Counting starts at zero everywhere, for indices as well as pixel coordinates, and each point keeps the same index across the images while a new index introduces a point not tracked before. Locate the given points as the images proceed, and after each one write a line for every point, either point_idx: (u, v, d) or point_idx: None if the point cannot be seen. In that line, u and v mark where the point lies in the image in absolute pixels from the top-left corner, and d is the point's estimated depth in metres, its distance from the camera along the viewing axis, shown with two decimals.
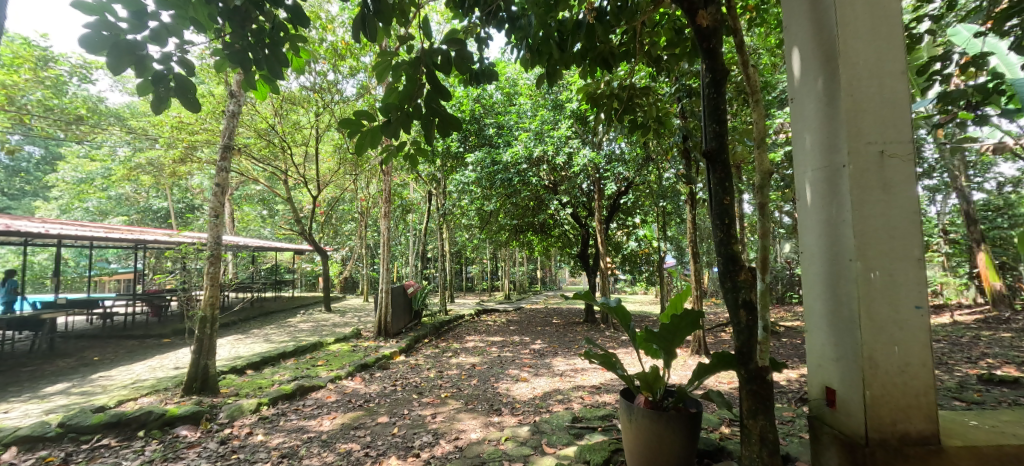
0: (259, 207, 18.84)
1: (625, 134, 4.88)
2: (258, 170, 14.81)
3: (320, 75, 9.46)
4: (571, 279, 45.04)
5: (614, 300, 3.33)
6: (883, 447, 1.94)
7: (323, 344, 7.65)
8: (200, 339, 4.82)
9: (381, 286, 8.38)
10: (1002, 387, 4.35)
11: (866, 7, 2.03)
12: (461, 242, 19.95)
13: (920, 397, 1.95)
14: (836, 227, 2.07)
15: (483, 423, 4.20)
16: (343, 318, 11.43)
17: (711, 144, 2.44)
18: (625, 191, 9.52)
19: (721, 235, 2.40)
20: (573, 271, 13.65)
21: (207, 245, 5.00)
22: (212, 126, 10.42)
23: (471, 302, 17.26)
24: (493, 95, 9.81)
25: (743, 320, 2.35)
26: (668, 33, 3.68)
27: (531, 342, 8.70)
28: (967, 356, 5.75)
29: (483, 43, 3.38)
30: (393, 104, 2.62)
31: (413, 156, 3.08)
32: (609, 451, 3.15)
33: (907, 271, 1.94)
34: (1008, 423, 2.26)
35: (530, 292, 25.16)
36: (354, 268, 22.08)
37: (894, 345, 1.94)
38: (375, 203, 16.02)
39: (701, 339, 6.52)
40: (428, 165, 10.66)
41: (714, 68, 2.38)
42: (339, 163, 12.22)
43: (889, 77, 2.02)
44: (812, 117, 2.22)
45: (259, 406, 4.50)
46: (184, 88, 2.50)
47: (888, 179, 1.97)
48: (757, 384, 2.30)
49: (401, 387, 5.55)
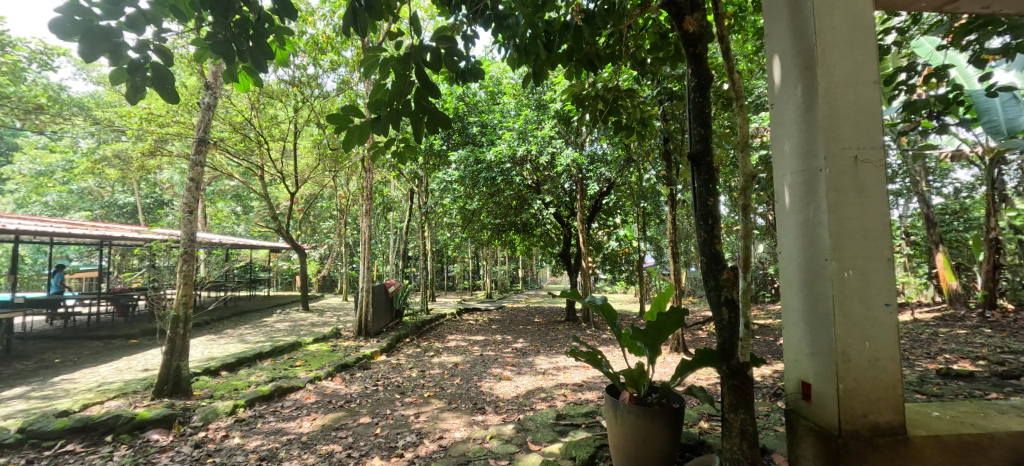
0: (233, 203, 18.26)
1: (607, 136, 4.93)
2: (232, 166, 14.33)
3: (300, 69, 9.19)
4: (553, 280, 45.43)
5: (600, 298, 3.38)
6: (855, 437, 2.05)
7: (302, 345, 7.46)
8: (171, 339, 4.64)
9: (362, 285, 8.24)
10: (958, 380, 4.62)
11: (843, 19, 2.14)
12: (442, 241, 19.71)
13: (890, 390, 2.07)
14: (813, 229, 2.17)
15: (467, 422, 4.19)
16: (322, 318, 11.15)
17: (697, 147, 2.52)
18: (607, 192, 9.50)
19: (705, 236, 2.50)
20: (555, 271, 13.71)
21: (180, 242, 4.79)
22: (184, 119, 9.80)
23: (452, 302, 17.14)
24: (477, 93, 9.81)
25: (725, 317, 2.45)
26: (653, 37, 3.75)
27: (513, 341, 8.70)
28: (928, 352, 6.07)
29: (469, 41, 3.40)
30: (382, 100, 2.64)
31: (401, 152, 3.10)
32: (595, 447, 3.21)
33: (878, 270, 2.05)
34: (965, 412, 2.42)
35: (512, 291, 25.12)
36: (333, 266, 21.63)
37: (866, 340, 2.06)
38: (355, 201, 15.76)
39: (679, 337, 6.66)
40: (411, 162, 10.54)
41: (699, 73, 2.48)
42: (317, 159, 11.92)
43: (864, 86, 2.12)
44: (791, 122, 2.31)
45: (234, 408, 4.37)
46: (162, 77, 2.45)
47: (861, 183, 2.08)
48: (739, 379, 2.39)
49: (382, 387, 5.47)
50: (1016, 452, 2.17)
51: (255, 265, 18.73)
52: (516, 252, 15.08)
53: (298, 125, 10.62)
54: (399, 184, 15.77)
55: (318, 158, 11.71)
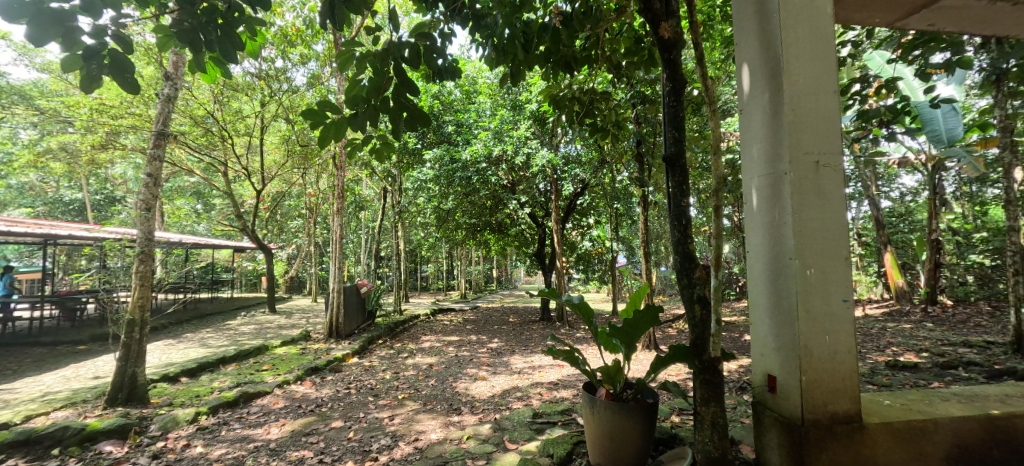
0: (193, 201, 17.40)
1: (583, 138, 5.01)
2: (192, 161, 13.64)
3: (267, 62, 8.86)
4: (527, 280, 45.67)
5: (577, 297, 3.42)
6: (816, 426, 2.17)
7: (269, 348, 7.18)
8: (126, 344, 4.37)
9: (333, 285, 8.02)
10: (905, 371, 4.96)
11: (805, 32, 2.27)
12: (416, 241, 19.41)
13: (847, 381, 2.20)
14: (778, 229, 2.28)
15: (443, 423, 4.15)
16: (290, 320, 10.77)
17: (671, 149, 2.60)
18: (581, 193, 9.61)
19: (679, 235, 2.58)
20: (529, 271, 13.78)
21: (136, 241, 4.53)
22: (140, 111, 9.25)
23: (426, 302, 16.93)
24: (452, 92, 9.78)
25: (698, 314, 2.54)
26: (628, 41, 3.83)
27: (488, 341, 8.68)
28: (878, 345, 6.47)
29: (447, 39, 3.37)
30: (359, 96, 2.59)
31: (378, 149, 3.04)
32: (571, 444, 3.25)
33: (836, 269, 2.19)
34: (913, 400, 2.59)
35: (487, 291, 25.03)
36: (302, 267, 20.96)
37: (826, 334, 2.18)
38: (324, 199, 15.31)
39: (651, 334, 6.84)
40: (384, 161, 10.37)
41: (674, 77, 2.56)
42: (286, 156, 11.52)
43: (825, 94, 2.25)
44: (759, 128, 2.42)
45: (196, 416, 4.16)
46: (121, 65, 2.31)
47: (821, 186, 2.21)
48: (710, 374, 2.48)
49: (355, 390, 5.34)
50: (959, 438, 2.33)
51: (216, 266, 17.86)
52: (491, 252, 15.05)
53: (265, 121, 10.22)
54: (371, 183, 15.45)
55: (286, 155, 11.31)
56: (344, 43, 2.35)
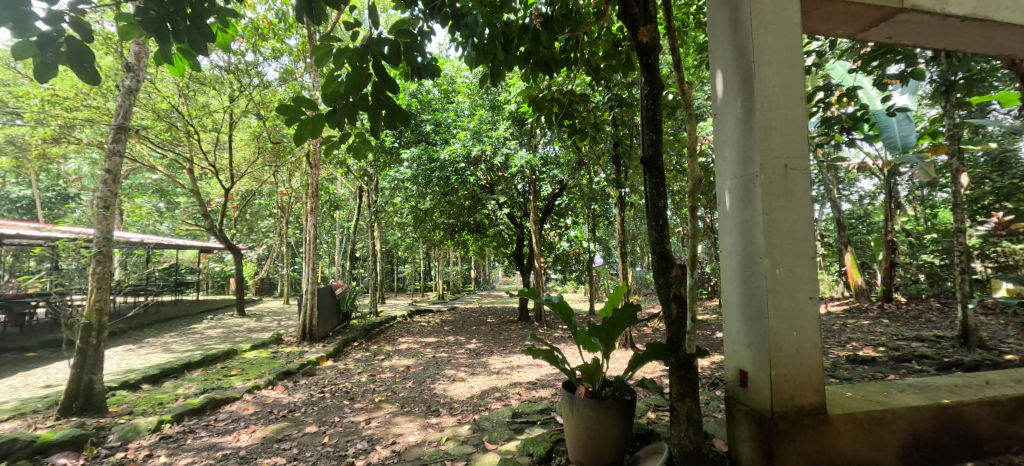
0: (155, 199, 16.60)
1: (562, 139, 5.07)
2: (155, 157, 13.03)
3: (237, 55, 8.57)
4: (505, 280, 45.71)
5: (556, 297, 3.45)
6: (785, 418, 2.26)
7: (238, 352, 6.92)
8: (82, 350, 4.12)
9: (306, 287, 7.80)
10: (864, 365, 5.22)
11: (775, 41, 2.36)
12: (392, 241, 19.12)
13: (813, 374, 2.30)
14: (749, 230, 2.36)
15: (421, 426, 4.10)
16: (260, 323, 10.42)
17: (648, 151, 2.66)
18: (559, 194, 9.69)
19: (656, 235, 2.63)
20: (508, 271, 13.80)
21: (93, 241, 4.31)
22: (97, 104, 8.76)
23: (403, 304, 16.69)
24: (430, 91, 9.73)
25: (674, 312, 2.60)
26: (606, 45, 3.90)
27: (466, 342, 8.63)
28: (839, 341, 6.79)
29: (426, 37, 3.33)
30: (337, 92, 2.54)
31: (356, 147, 2.98)
32: (551, 442, 3.27)
33: (802, 267, 2.29)
34: (872, 392, 2.74)
35: (465, 292, 24.91)
36: (272, 268, 20.32)
37: (794, 330, 2.27)
38: (296, 198, 14.88)
39: (627, 333, 6.95)
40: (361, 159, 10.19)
41: (652, 81, 2.61)
42: (256, 153, 11.15)
43: (793, 101, 2.35)
44: (731, 132, 2.50)
45: (159, 424, 3.97)
46: (78, 54, 2.18)
47: (790, 189, 2.30)
48: (685, 370, 2.54)
49: (330, 394, 5.21)
50: (914, 426, 2.46)
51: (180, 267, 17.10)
52: (469, 253, 14.98)
53: (234, 116, 9.86)
54: (346, 182, 15.13)
55: (256, 152, 10.95)
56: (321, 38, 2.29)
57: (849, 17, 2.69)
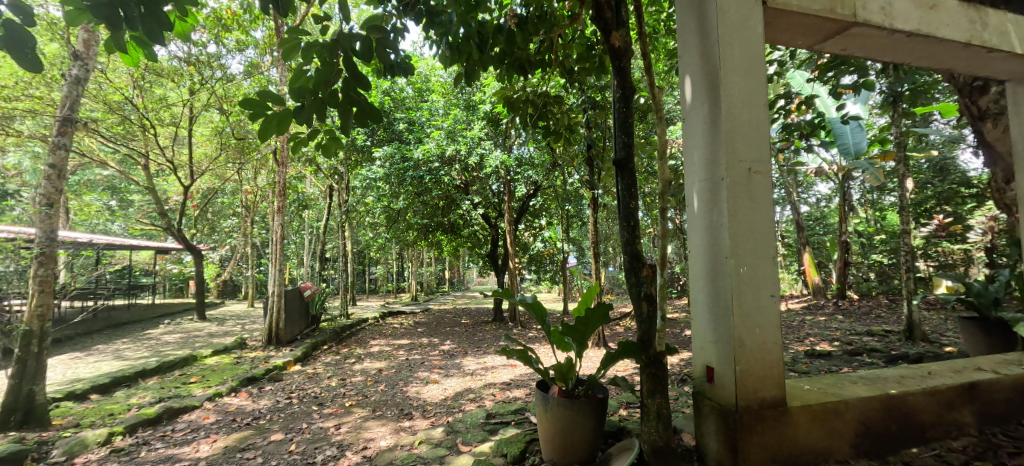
0: (105, 196, 15.60)
1: (539, 140, 5.09)
2: (105, 151, 12.24)
3: (197, 46, 8.18)
4: (479, 281, 45.51)
5: (530, 297, 3.46)
6: (749, 411, 2.35)
7: (198, 358, 6.58)
8: (21, 360, 3.80)
9: (272, 289, 7.52)
10: (821, 359, 5.50)
11: (740, 49, 2.45)
12: (363, 241, 18.67)
13: (774, 369, 2.40)
14: (716, 231, 2.44)
15: (393, 429, 4.02)
16: (223, 327, 9.96)
17: (621, 153, 2.71)
18: (534, 195, 9.74)
19: (627, 236, 2.69)
20: (482, 272, 13.74)
21: (34, 241, 3.98)
22: (40, 94, 8.15)
23: (375, 305, 16.34)
24: (404, 89, 9.59)
25: (644, 311, 2.66)
26: (580, 48, 3.95)
27: (440, 343, 8.53)
28: (798, 336, 7.13)
29: (400, 34, 3.27)
30: (306, 88, 2.44)
31: (326, 145, 2.88)
32: (525, 442, 3.27)
33: (765, 266, 2.38)
34: (829, 384, 2.88)
35: (438, 293, 24.61)
36: (235, 269, 19.47)
37: (757, 327, 2.37)
38: (262, 196, 14.31)
39: (600, 332, 7.06)
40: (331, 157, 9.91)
41: (624, 85, 2.67)
42: (218, 149, 10.66)
43: (757, 107, 2.45)
44: (699, 136, 2.59)
45: (110, 437, 3.71)
46: (18, 39, 2.01)
47: (753, 192, 2.40)
48: (656, 367, 2.60)
49: (297, 400, 5.03)
50: (865, 415, 2.58)
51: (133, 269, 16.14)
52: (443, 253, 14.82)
53: (194, 110, 9.39)
54: (315, 180, 14.67)
55: (219, 147, 10.47)
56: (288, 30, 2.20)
57: (808, 29, 2.82)
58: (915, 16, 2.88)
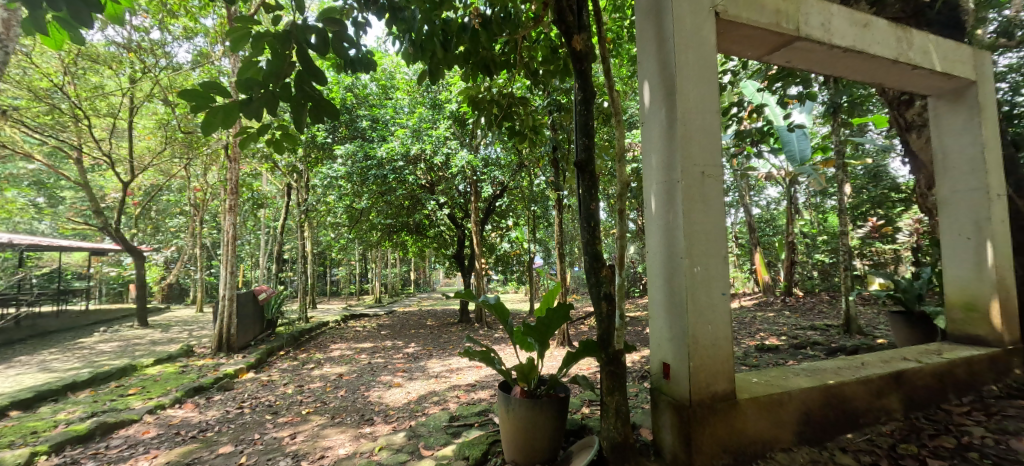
0: (31, 193, 14.31)
1: (505, 140, 5.10)
2: (33, 143, 11.23)
3: (139, 32, 7.68)
4: (446, 282, 45.03)
5: (493, 298, 3.45)
6: (702, 405, 2.45)
7: (139, 367, 6.15)
8: None
9: (224, 293, 7.14)
10: (770, 353, 5.81)
11: (694, 57, 2.56)
12: (324, 242, 18.07)
13: (725, 363, 2.52)
14: (671, 231, 2.53)
15: (353, 437, 3.91)
16: (168, 334, 9.36)
17: (582, 156, 2.76)
18: (500, 195, 9.75)
19: (588, 237, 2.74)
20: (448, 273, 13.61)
21: None
22: None
23: (337, 308, 15.85)
24: (368, 85, 9.35)
25: (604, 310, 2.72)
26: (544, 50, 3.99)
27: (404, 346, 8.37)
28: (750, 332, 7.51)
29: (361, 28, 3.19)
30: (255, 80, 2.34)
31: (278, 141, 2.76)
32: (487, 444, 3.26)
33: (716, 265, 2.50)
34: (774, 377, 3.05)
35: (404, 295, 24.18)
36: (183, 272, 18.34)
37: (709, 324, 2.48)
38: (213, 194, 13.57)
39: (564, 331, 7.15)
40: (290, 154, 9.52)
41: (585, 88, 2.72)
42: (164, 143, 10.03)
43: (709, 113, 2.56)
44: (656, 140, 2.67)
45: (32, 457, 3.39)
46: None
47: (706, 194, 2.51)
48: (615, 365, 2.66)
49: (249, 409, 4.80)
50: (806, 405, 2.75)
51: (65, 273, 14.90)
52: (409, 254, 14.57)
53: (136, 101, 8.78)
54: (271, 178, 14.06)
55: (164, 141, 9.85)
56: (236, 16, 2.10)
57: (756, 41, 2.98)
58: (850, 34, 3.11)
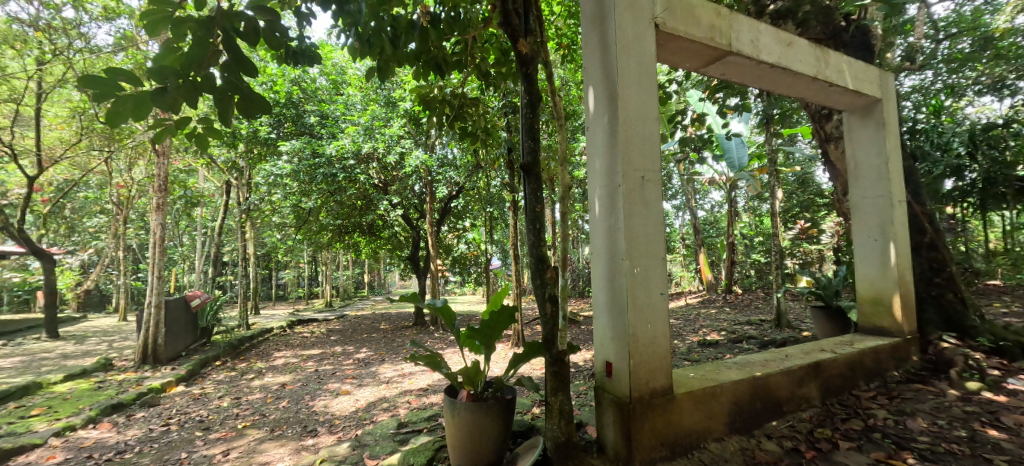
0: None
1: (459, 141, 5.04)
2: None
3: (49, 8, 6.96)
4: (402, 283, 44.04)
5: (440, 301, 3.40)
6: (641, 401, 2.52)
7: (47, 385, 5.55)
8: None
9: (150, 299, 6.59)
10: (711, 348, 6.11)
11: (634, 65, 2.64)
12: (270, 244, 17.15)
13: (663, 360, 2.61)
14: (613, 234, 2.59)
15: (293, 450, 3.71)
16: (86, 346, 8.52)
17: (528, 158, 2.76)
18: (455, 197, 9.66)
19: (534, 239, 2.74)
20: (402, 275, 13.29)
21: None
22: None
23: (283, 313, 15.06)
24: (317, 80, 8.94)
25: (549, 311, 2.74)
26: (496, 52, 3.97)
27: (354, 352, 8.09)
28: (694, 328, 7.88)
29: (304, 19, 3.03)
30: (172, 69, 2.15)
31: (202, 135, 2.56)
32: (433, 450, 3.20)
33: (654, 266, 2.59)
34: (709, 371, 3.19)
35: (357, 298, 23.39)
36: (106, 277, 16.75)
37: (649, 323, 2.56)
38: (140, 192, 12.49)
39: (518, 332, 7.17)
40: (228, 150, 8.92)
41: (531, 91, 2.73)
42: (82, 134, 9.13)
43: (649, 120, 2.65)
44: (599, 144, 2.73)
45: None
46: None
47: (645, 198, 2.59)
48: (558, 366, 2.69)
49: (177, 426, 4.44)
50: (737, 397, 2.90)
51: None
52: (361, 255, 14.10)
53: (46, 87, 7.93)
54: (209, 176, 13.15)
55: (81, 133, 8.96)
56: None
57: (692, 53, 3.11)
58: (776, 50, 3.32)
